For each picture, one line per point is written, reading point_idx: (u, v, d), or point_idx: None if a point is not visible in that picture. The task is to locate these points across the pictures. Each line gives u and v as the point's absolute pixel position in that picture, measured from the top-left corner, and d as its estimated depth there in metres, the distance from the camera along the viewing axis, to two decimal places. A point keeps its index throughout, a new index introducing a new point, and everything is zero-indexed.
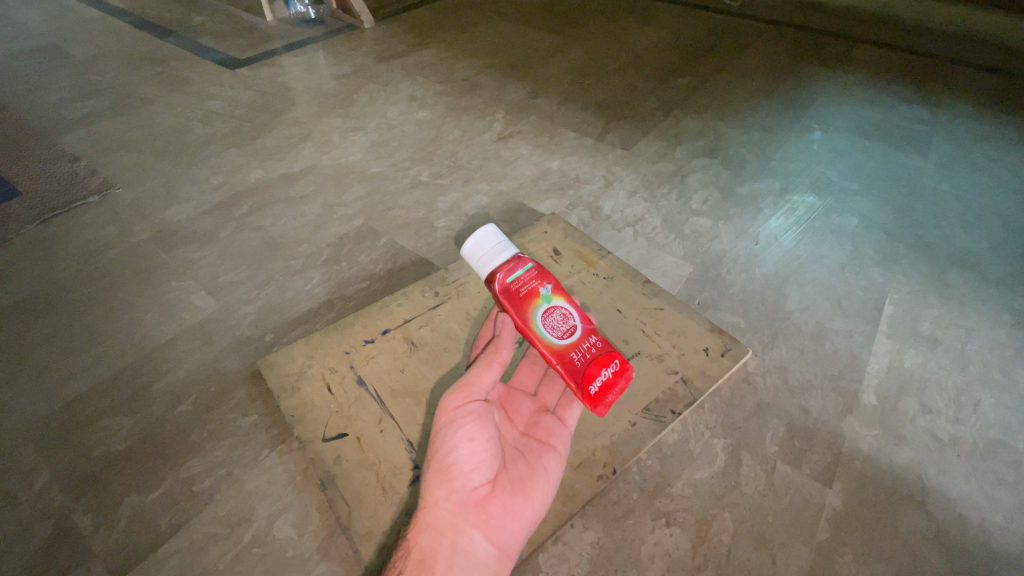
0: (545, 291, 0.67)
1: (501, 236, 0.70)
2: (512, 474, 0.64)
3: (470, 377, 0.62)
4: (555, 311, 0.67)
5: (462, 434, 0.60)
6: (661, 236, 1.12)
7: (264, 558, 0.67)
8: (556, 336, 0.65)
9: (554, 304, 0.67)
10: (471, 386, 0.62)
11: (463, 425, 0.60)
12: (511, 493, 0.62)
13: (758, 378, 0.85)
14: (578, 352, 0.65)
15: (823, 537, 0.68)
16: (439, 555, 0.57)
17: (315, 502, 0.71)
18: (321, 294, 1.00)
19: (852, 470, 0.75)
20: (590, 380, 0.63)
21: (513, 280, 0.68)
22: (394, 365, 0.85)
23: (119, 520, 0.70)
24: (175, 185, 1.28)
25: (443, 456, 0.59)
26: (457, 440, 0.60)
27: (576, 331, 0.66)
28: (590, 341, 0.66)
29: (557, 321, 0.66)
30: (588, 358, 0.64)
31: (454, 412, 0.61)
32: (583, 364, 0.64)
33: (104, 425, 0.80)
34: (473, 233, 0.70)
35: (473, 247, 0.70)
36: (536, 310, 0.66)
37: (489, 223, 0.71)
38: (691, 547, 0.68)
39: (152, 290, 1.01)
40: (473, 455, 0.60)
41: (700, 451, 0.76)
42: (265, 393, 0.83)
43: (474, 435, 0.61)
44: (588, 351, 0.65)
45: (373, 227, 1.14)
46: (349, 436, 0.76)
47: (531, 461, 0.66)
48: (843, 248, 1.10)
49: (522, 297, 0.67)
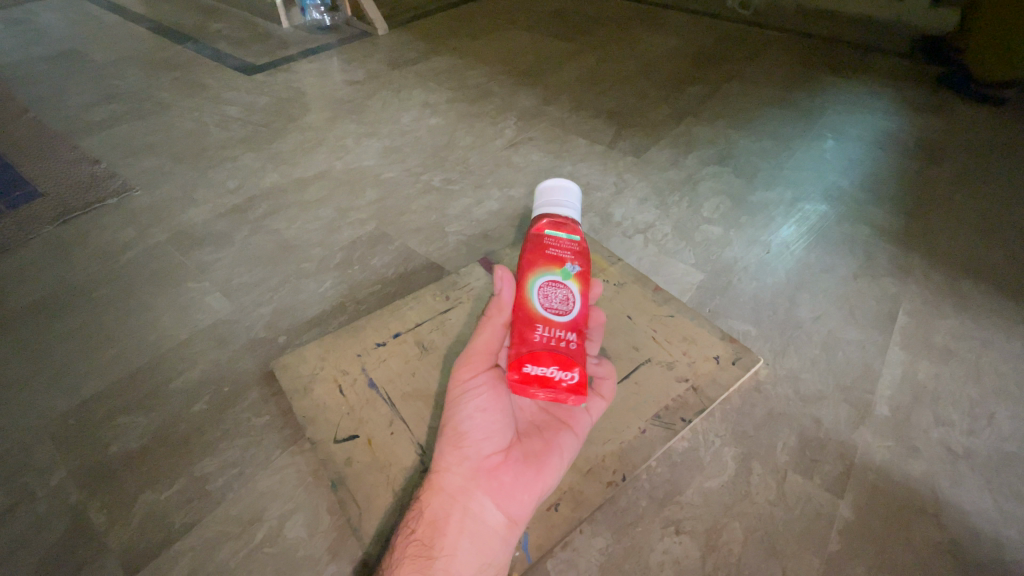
0: (568, 268, 0.65)
1: (574, 201, 0.72)
2: (527, 447, 0.65)
3: (476, 343, 0.64)
4: (563, 289, 0.63)
5: (473, 402, 0.62)
6: (672, 244, 1.12)
7: (275, 557, 0.67)
8: (540, 303, 0.62)
9: (567, 283, 0.64)
10: (480, 354, 0.63)
11: (476, 396, 0.62)
12: (523, 464, 0.64)
13: (770, 387, 0.85)
14: (543, 331, 0.60)
15: (834, 549, 0.68)
16: (449, 517, 0.59)
17: (327, 503, 0.72)
18: (333, 297, 1.01)
19: (865, 482, 0.74)
20: (530, 361, 0.59)
21: (551, 238, 0.67)
22: (405, 368, 0.85)
23: (133, 517, 0.71)
24: (192, 188, 1.31)
25: (457, 424, 0.61)
26: (467, 407, 0.62)
27: (564, 318, 0.62)
28: (567, 336, 0.61)
29: (554, 297, 0.63)
30: (545, 344, 0.59)
31: (467, 380, 0.63)
32: (535, 342, 0.59)
33: (120, 424, 0.81)
34: (557, 182, 0.73)
35: (552, 198, 0.71)
36: (548, 273, 0.64)
37: (574, 186, 0.73)
38: (701, 555, 0.67)
39: (169, 291, 1.03)
40: (483, 423, 0.62)
41: (710, 460, 0.76)
42: (278, 393, 0.84)
43: (488, 405, 0.63)
44: (548, 333, 0.60)
45: (385, 232, 1.15)
46: (360, 438, 0.77)
47: (545, 436, 0.68)
48: (855, 257, 1.10)
49: (546, 256, 0.65)
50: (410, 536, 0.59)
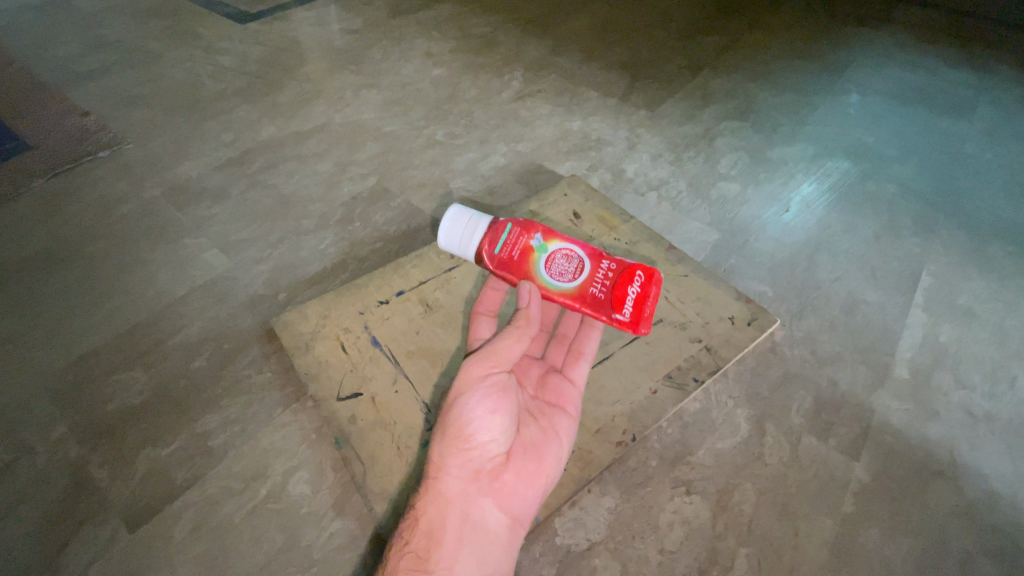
0: (536, 243, 0.70)
1: (466, 215, 0.72)
2: (528, 441, 0.61)
3: (493, 344, 0.59)
4: (555, 256, 0.70)
5: (486, 402, 0.57)
6: (687, 201, 1.08)
7: (278, 513, 0.66)
8: (568, 280, 0.69)
9: (551, 250, 0.70)
10: (500, 355, 0.59)
11: (485, 395, 0.57)
12: (527, 458, 0.60)
13: (786, 348, 0.82)
14: (596, 284, 0.69)
15: (848, 510, 0.66)
16: (448, 526, 0.55)
17: (330, 460, 0.70)
18: (334, 254, 0.97)
19: (881, 444, 0.72)
20: (622, 303, 0.67)
21: (501, 248, 0.70)
22: (409, 327, 0.83)
23: (135, 472, 0.70)
24: (186, 142, 1.25)
25: (464, 425, 0.56)
26: (479, 408, 0.56)
27: (586, 265, 0.70)
28: (604, 267, 0.70)
29: (562, 265, 0.70)
30: (610, 285, 0.68)
31: (479, 380, 0.57)
32: (606, 293, 0.68)
33: (119, 380, 0.79)
34: (442, 228, 0.72)
35: (457, 232, 0.72)
36: (536, 263, 0.70)
37: (451, 210, 0.73)
38: (712, 515, 0.65)
39: (165, 247, 1.00)
40: (492, 421, 0.57)
41: (722, 421, 0.73)
42: (279, 351, 0.82)
43: (497, 406, 0.58)
44: (605, 276, 0.69)
45: (387, 188, 1.11)
46: (364, 395, 0.75)
47: (543, 426, 0.64)
48: (877, 216, 1.07)
49: (520, 258, 0.70)
50: (404, 549, 0.54)
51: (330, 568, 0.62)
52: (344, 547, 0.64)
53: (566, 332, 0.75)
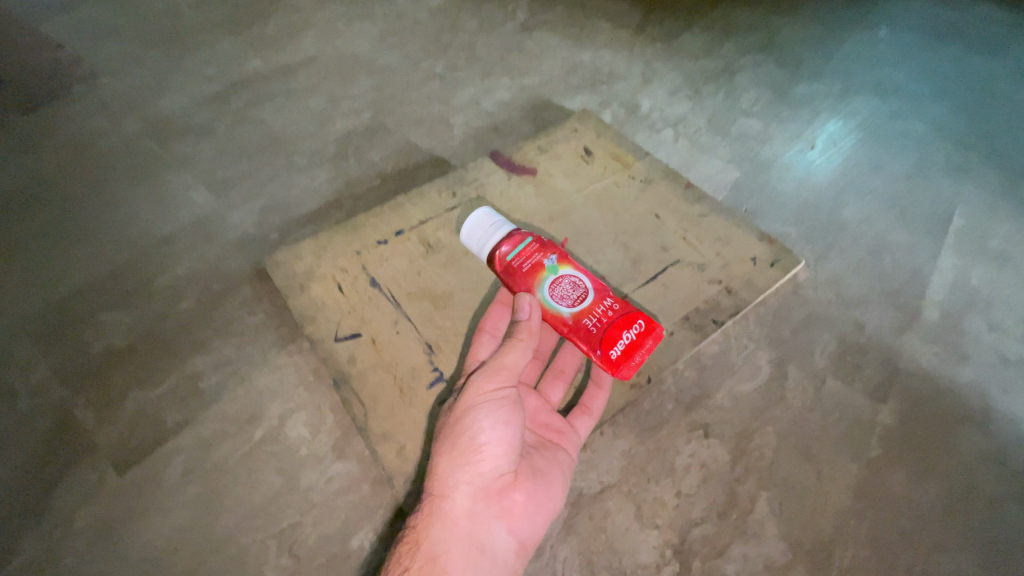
0: (549, 263, 0.62)
1: (491, 216, 0.67)
2: (534, 462, 0.58)
3: (502, 357, 0.56)
4: (562, 280, 0.62)
5: (497, 414, 0.54)
6: (706, 138, 1.00)
7: (275, 456, 0.62)
8: (562, 306, 0.60)
9: (560, 274, 0.62)
10: (508, 368, 0.56)
11: (494, 407, 0.54)
12: (533, 479, 0.56)
13: (810, 290, 0.78)
14: (592, 317, 0.59)
15: (874, 454, 0.63)
16: (452, 548, 0.50)
17: (328, 402, 0.66)
18: (328, 192, 0.91)
19: (909, 387, 0.68)
20: (610, 345, 0.57)
21: (515, 257, 0.63)
22: (410, 267, 0.78)
23: (124, 415, 0.66)
24: (167, 75, 1.16)
25: (473, 438, 0.53)
26: (490, 420, 0.54)
27: (588, 297, 0.60)
28: (606, 303, 0.60)
29: (565, 291, 0.61)
30: (605, 322, 0.58)
31: (488, 393, 0.55)
32: (598, 329, 0.58)
33: (103, 321, 0.75)
34: (466, 220, 0.67)
35: (480, 233, 0.66)
36: (542, 282, 0.62)
37: (479, 208, 0.68)
38: (731, 459, 0.62)
39: (148, 185, 0.94)
40: (504, 436, 0.54)
41: (742, 363, 0.69)
42: (272, 292, 0.77)
43: (506, 419, 0.54)
44: (603, 312, 0.59)
45: (383, 123, 1.03)
46: (363, 337, 0.71)
47: (546, 454, 0.59)
48: (907, 156, 1.00)
49: (524, 270, 0.62)
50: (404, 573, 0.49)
51: (331, 511, 0.59)
52: (345, 490, 0.61)
53: (563, 369, 0.67)
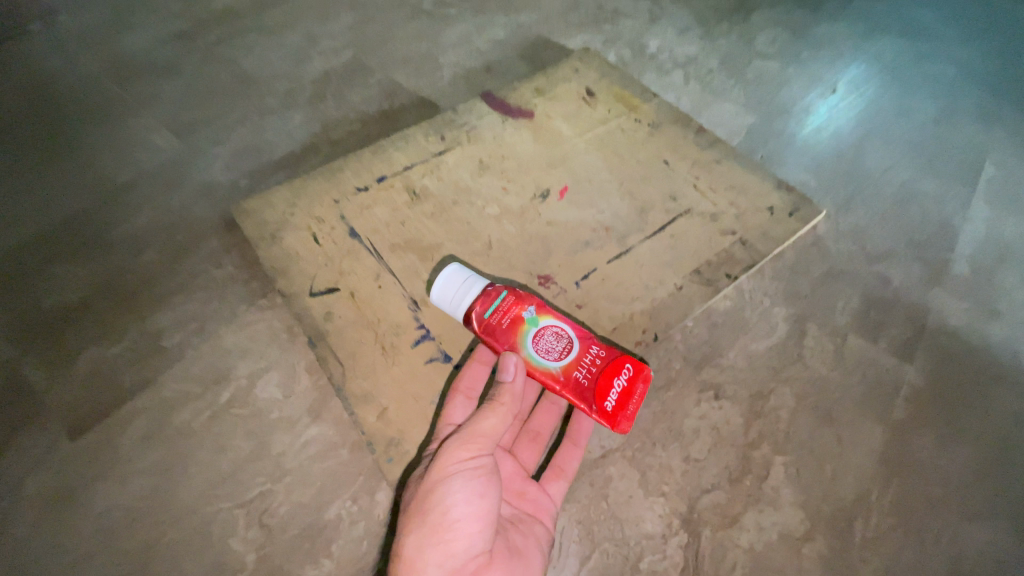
0: (528, 314, 0.53)
1: (459, 269, 0.54)
2: (514, 539, 0.49)
3: (481, 420, 0.49)
4: (544, 331, 0.53)
5: (476, 484, 0.46)
6: (719, 81, 0.92)
7: (245, 418, 0.57)
8: (549, 362, 0.52)
9: (541, 325, 0.53)
10: (487, 431, 0.48)
11: (473, 474, 0.46)
12: (513, 561, 0.47)
13: (831, 242, 0.71)
14: (580, 370, 0.51)
15: (899, 417, 0.58)
16: None
17: (303, 361, 0.60)
18: (305, 137, 0.83)
19: (936, 346, 0.63)
20: (603, 397, 0.50)
21: (492, 314, 0.53)
22: (393, 216, 0.70)
23: (78, 375, 0.60)
24: (127, 9, 1.05)
25: (448, 510, 0.45)
26: (468, 490, 0.46)
27: (574, 347, 0.52)
28: (593, 351, 0.52)
29: (550, 343, 0.52)
30: (595, 373, 0.51)
31: (466, 460, 0.47)
32: (589, 381, 0.51)
33: (55, 274, 0.68)
34: (435, 280, 0.54)
35: (451, 287, 0.53)
36: (524, 338, 0.52)
37: (448, 265, 0.55)
38: (744, 422, 0.57)
39: (106, 128, 0.85)
40: (484, 511, 0.45)
41: (757, 320, 0.64)
42: (241, 243, 0.70)
43: (486, 489, 0.46)
44: (594, 361, 0.51)
45: (365, 62, 0.93)
46: (341, 291, 0.64)
47: (525, 528, 0.50)
48: (936, 101, 0.92)
49: (502, 326, 0.52)
50: None
51: (306, 478, 0.54)
52: (321, 455, 0.55)
53: (540, 430, 0.58)
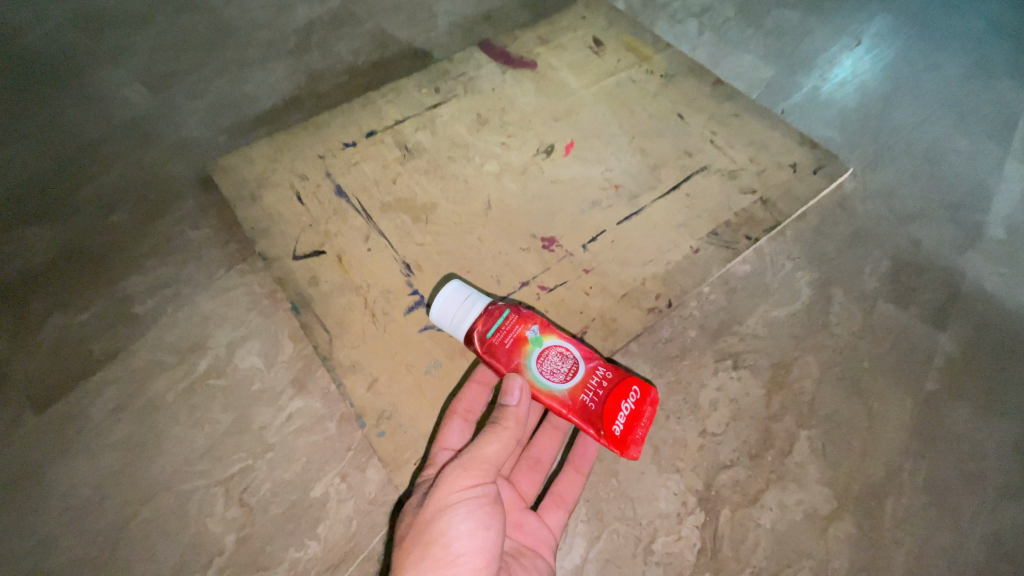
0: (532, 333, 0.47)
1: (458, 288, 0.49)
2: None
3: (483, 445, 0.44)
4: (548, 351, 0.47)
5: (481, 514, 0.41)
6: (736, 31, 0.85)
7: (224, 390, 0.52)
8: (553, 385, 0.46)
9: (544, 345, 0.47)
10: (491, 458, 0.43)
11: (476, 506, 0.42)
12: None
13: (858, 202, 0.66)
14: (587, 394, 0.45)
15: (931, 388, 0.53)
16: None
17: (287, 329, 0.55)
18: (288, 90, 0.76)
19: (972, 313, 0.58)
20: (611, 422, 0.44)
21: (492, 332, 0.47)
22: (383, 173, 0.64)
23: (43, 343, 0.55)
24: None
25: (448, 543, 0.40)
26: (472, 520, 0.41)
27: (579, 368, 0.46)
28: (599, 372, 0.46)
29: (555, 364, 0.46)
30: (602, 397, 0.45)
31: (468, 489, 0.42)
32: (597, 405, 0.44)
33: (17, 236, 0.62)
34: (435, 300, 0.48)
35: (450, 302, 0.48)
36: (527, 359, 0.46)
37: (449, 283, 0.49)
38: (766, 394, 0.52)
39: (71, 80, 0.78)
40: (489, 545, 0.41)
41: (779, 284, 0.59)
42: (219, 203, 0.64)
43: (489, 522, 0.41)
44: (602, 382, 0.45)
45: (352, 9, 0.86)
46: (328, 254, 0.59)
47: (526, 564, 0.44)
48: (971, 51, 0.85)
49: (502, 347, 0.47)
50: None
51: (290, 454, 0.50)
52: (307, 430, 0.51)
53: (540, 457, 0.51)
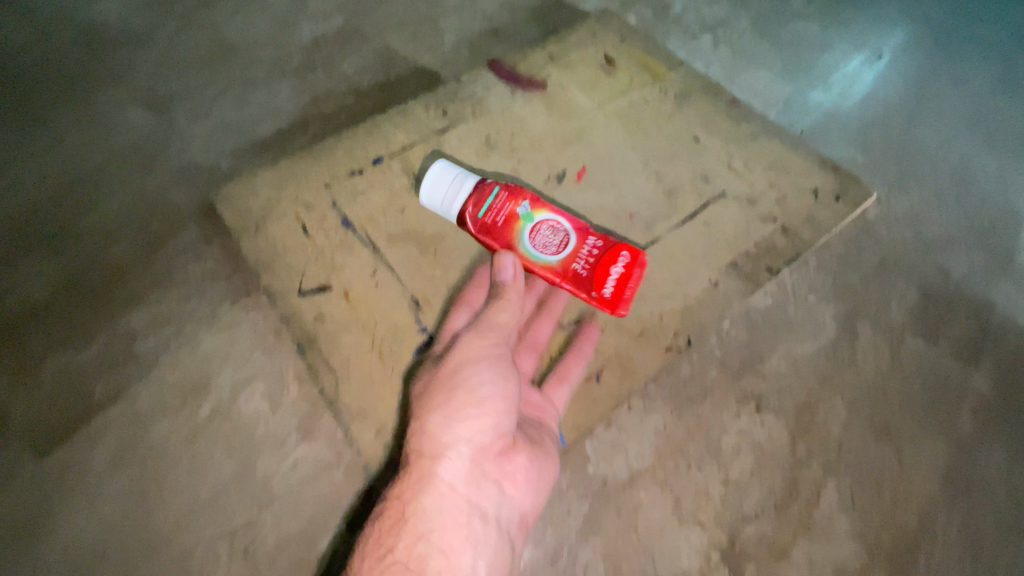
0: (522, 210, 0.52)
1: (451, 170, 0.54)
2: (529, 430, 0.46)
3: (497, 311, 0.45)
4: (540, 224, 0.52)
5: (500, 367, 0.43)
6: (753, 44, 0.82)
7: (228, 434, 0.51)
8: (547, 254, 0.51)
9: (536, 220, 0.52)
10: (507, 320, 0.44)
11: (496, 357, 0.43)
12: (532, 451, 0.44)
13: (882, 228, 0.63)
14: (579, 260, 0.51)
15: (963, 430, 0.51)
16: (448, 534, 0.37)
17: (292, 369, 0.54)
18: (292, 111, 0.74)
19: (1005, 347, 0.56)
20: (603, 281, 0.50)
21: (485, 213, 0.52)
22: (390, 202, 0.62)
23: (43, 383, 0.54)
24: None
25: (475, 390, 0.41)
26: (493, 372, 0.42)
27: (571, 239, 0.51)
28: (590, 240, 0.51)
29: (547, 237, 0.51)
30: (593, 260, 0.50)
31: (489, 345, 0.43)
32: (589, 270, 0.50)
33: (17, 269, 0.61)
34: (424, 180, 0.54)
35: (444, 187, 0.54)
36: (520, 235, 0.51)
37: (438, 162, 0.55)
38: (791, 438, 0.50)
39: (70, 100, 0.76)
40: (510, 401, 0.42)
41: (802, 318, 0.56)
42: (222, 232, 0.62)
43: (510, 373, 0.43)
44: (591, 249, 0.51)
45: (356, 25, 0.83)
46: (334, 289, 0.57)
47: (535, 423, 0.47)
48: (997, 62, 0.81)
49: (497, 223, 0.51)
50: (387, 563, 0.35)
51: (296, 505, 0.49)
52: (313, 477, 0.50)
53: (537, 339, 0.52)
